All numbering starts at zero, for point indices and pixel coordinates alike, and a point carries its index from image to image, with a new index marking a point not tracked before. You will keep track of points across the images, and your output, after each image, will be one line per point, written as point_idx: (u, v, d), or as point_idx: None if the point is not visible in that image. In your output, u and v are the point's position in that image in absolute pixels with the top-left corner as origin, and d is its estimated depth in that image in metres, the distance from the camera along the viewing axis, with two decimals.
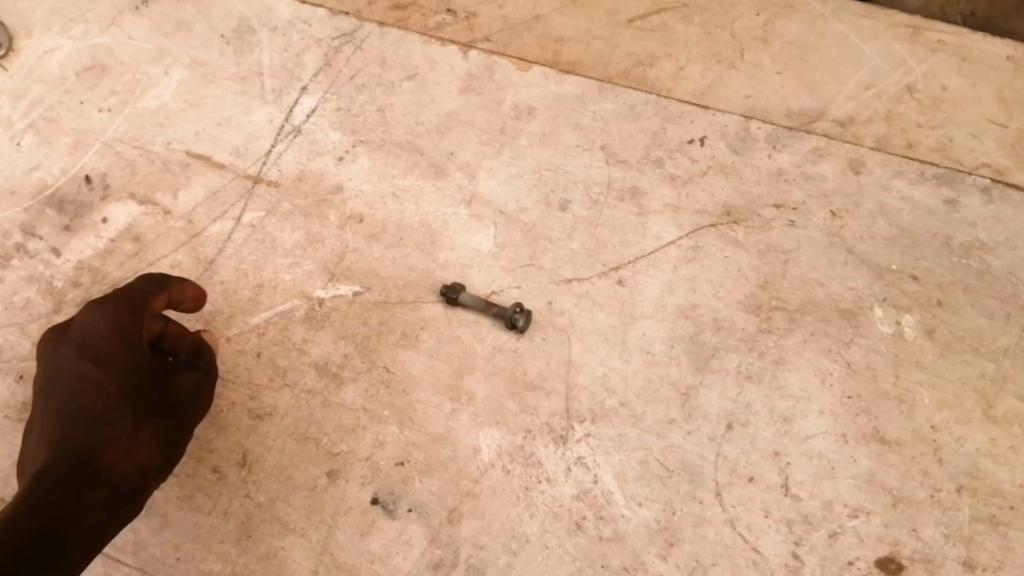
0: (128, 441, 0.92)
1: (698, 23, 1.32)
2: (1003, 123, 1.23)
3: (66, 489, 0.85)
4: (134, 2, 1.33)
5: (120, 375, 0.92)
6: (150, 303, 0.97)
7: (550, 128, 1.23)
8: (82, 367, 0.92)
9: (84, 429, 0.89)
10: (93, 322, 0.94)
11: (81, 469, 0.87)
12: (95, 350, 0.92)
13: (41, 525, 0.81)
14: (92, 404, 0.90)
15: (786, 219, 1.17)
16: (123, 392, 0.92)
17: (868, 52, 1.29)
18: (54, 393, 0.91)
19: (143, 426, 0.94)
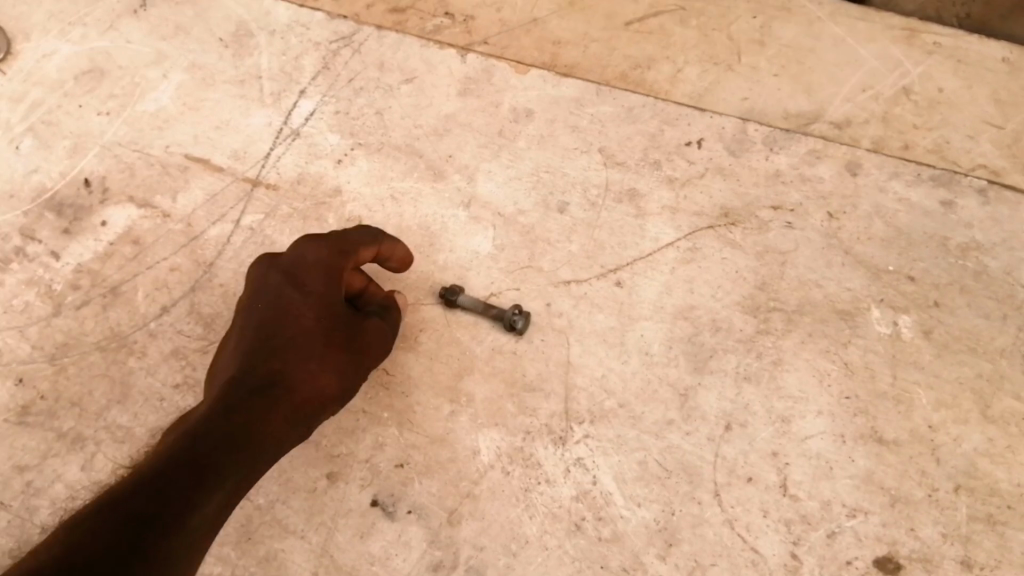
0: (316, 363, 0.95)
1: (695, 26, 1.32)
2: (999, 124, 1.24)
3: (244, 403, 0.89)
4: (133, 5, 1.33)
5: (316, 304, 0.96)
6: (357, 250, 0.98)
7: (548, 131, 1.23)
8: (284, 295, 0.97)
9: (272, 350, 0.94)
10: (307, 253, 0.97)
11: (264, 387, 0.91)
12: (300, 281, 0.97)
13: (213, 433, 0.85)
14: (285, 329, 0.95)
15: (783, 221, 1.18)
16: (318, 319, 0.96)
17: (865, 54, 1.30)
18: (253, 317, 0.97)
19: (332, 354, 0.96)
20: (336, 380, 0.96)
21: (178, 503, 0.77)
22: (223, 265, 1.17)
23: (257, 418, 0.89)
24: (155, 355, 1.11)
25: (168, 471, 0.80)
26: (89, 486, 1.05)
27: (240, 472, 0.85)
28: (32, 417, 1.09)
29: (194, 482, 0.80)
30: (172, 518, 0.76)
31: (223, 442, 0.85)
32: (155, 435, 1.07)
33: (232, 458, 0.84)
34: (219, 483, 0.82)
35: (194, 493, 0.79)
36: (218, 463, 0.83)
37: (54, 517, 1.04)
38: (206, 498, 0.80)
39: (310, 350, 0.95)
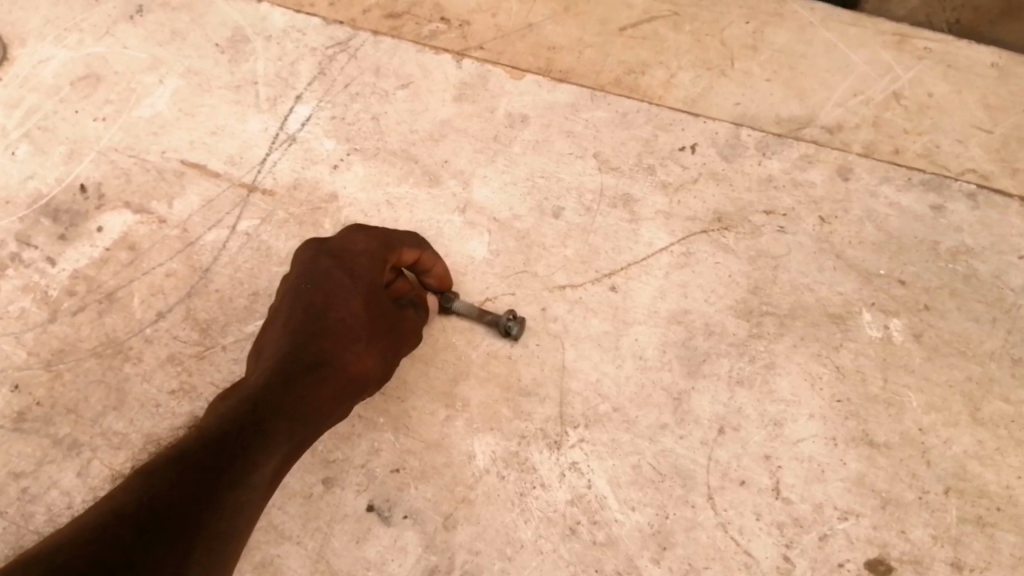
0: (361, 347, 0.93)
1: (688, 31, 1.33)
2: (988, 129, 1.25)
3: (294, 380, 0.86)
4: (128, 11, 1.34)
5: (367, 291, 0.94)
6: (402, 250, 0.99)
7: (543, 136, 1.24)
8: (334, 276, 0.93)
9: (321, 331, 0.90)
10: (357, 242, 0.95)
11: (312, 366, 0.88)
12: (351, 268, 0.93)
13: (267, 403, 0.83)
14: (336, 310, 0.91)
15: (776, 225, 1.19)
16: (365, 305, 0.94)
17: (856, 60, 1.31)
18: (298, 296, 0.93)
19: (374, 341, 0.95)
20: (376, 365, 0.95)
21: (241, 461, 0.77)
22: (219, 271, 1.17)
23: (310, 395, 0.86)
24: (151, 361, 1.12)
25: (232, 432, 0.78)
26: (84, 493, 1.06)
27: (290, 445, 0.84)
28: (28, 423, 1.10)
29: (254, 446, 0.79)
30: (237, 476, 0.76)
31: (279, 413, 0.83)
32: (152, 441, 1.08)
33: (286, 428, 0.83)
34: (275, 452, 0.81)
35: (255, 455, 0.78)
36: (275, 430, 0.82)
37: (50, 523, 1.04)
38: (263, 461, 0.79)
39: (359, 334, 0.93)
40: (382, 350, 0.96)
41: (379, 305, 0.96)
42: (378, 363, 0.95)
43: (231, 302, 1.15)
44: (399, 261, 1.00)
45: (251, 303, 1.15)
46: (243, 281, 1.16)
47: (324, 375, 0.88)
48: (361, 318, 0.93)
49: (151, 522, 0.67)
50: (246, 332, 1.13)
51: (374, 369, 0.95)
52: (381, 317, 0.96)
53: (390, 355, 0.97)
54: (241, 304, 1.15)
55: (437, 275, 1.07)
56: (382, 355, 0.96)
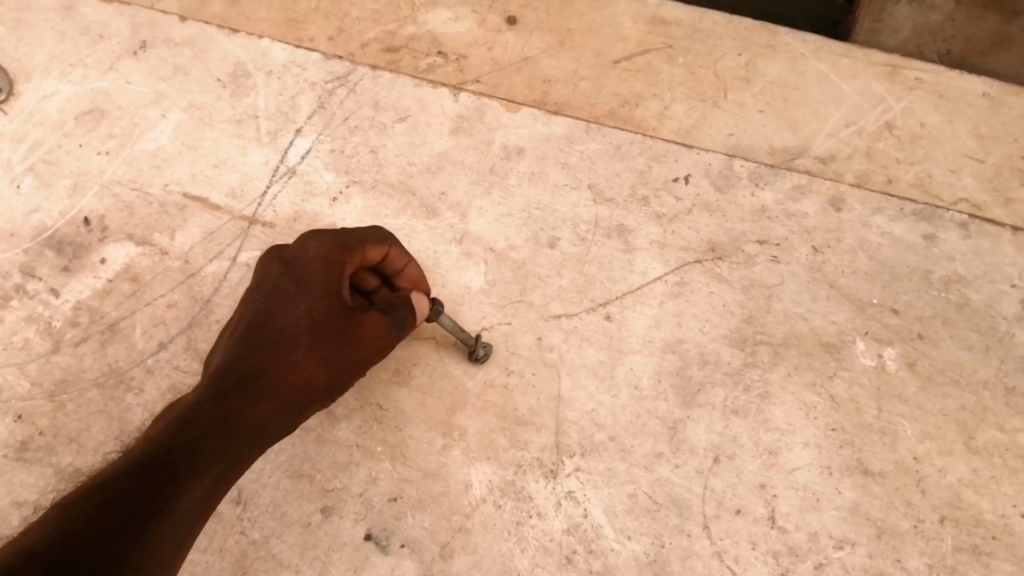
0: (305, 356, 0.93)
1: (682, 64, 1.35)
2: (980, 159, 1.27)
3: (229, 395, 0.88)
4: (132, 46, 1.36)
5: (316, 296, 0.94)
6: (364, 248, 0.98)
7: (539, 168, 1.26)
8: (281, 284, 0.95)
9: (262, 343, 0.92)
10: (307, 247, 0.95)
11: (249, 379, 0.90)
12: (297, 273, 0.95)
13: (199, 421, 0.85)
14: (279, 319, 0.93)
15: (770, 255, 1.20)
16: (310, 312, 0.93)
17: (849, 91, 1.33)
18: (248, 307, 0.95)
19: (322, 349, 0.93)
20: (324, 372, 0.94)
21: (167, 487, 0.79)
22: (220, 302, 1.19)
23: (246, 410, 0.88)
24: (152, 392, 1.14)
25: (158, 455, 0.81)
26: None
27: (227, 461, 0.85)
28: (31, 453, 1.11)
29: (182, 469, 0.81)
30: (162, 504, 0.78)
31: (213, 430, 0.85)
32: None
33: (221, 446, 0.85)
34: (207, 471, 0.83)
35: (183, 478, 0.81)
36: (207, 449, 0.84)
37: None
38: (196, 483, 0.82)
39: (300, 342, 0.93)
40: (331, 356, 0.94)
41: (329, 308, 0.94)
42: (329, 370, 0.94)
43: None
44: (362, 260, 0.98)
45: None
46: None
47: (260, 386, 0.90)
48: (305, 325, 0.93)
49: (63, 558, 0.71)
50: None
51: (324, 378, 0.94)
52: (331, 321, 0.94)
53: (343, 361, 0.95)
54: None
55: (411, 276, 1.05)
56: (331, 362, 0.94)
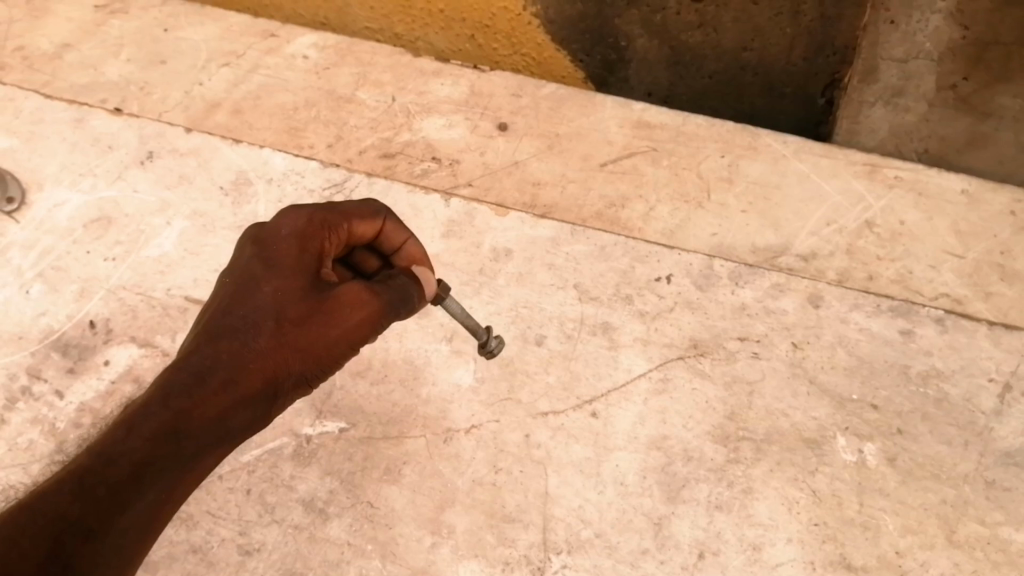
0: (265, 342, 0.95)
1: (666, 166, 1.41)
2: (959, 254, 1.31)
3: (184, 387, 0.91)
4: (140, 157, 1.44)
5: (284, 276, 0.97)
6: (345, 221, 0.99)
7: (526, 269, 1.31)
8: (250, 267, 0.98)
9: (223, 333, 0.95)
10: (281, 224, 0.99)
11: (205, 369, 0.92)
12: (269, 252, 0.99)
13: (147, 425, 0.88)
14: (242, 305, 0.96)
15: (750, 351, 1.23)
16: (275, 295, 0.96)
17: (829, 190, 1.38)
18: (220, 290, 0.99)
19: (285, 334, 0.96)
20: (288, 356, 0.96)
21: (103, 506, 0.83)
22: None
23: (200, 406, 0.91)
24: None
25: (97, 470, 0.85)
26: None
27: (178, 467, 0.89)
28: None
29: (124, 483, 0.85)
30: (98, 522, 0.83)
31: (161, 435, 0.88)
32: None
33: (170, 453, 0.88)
34: (153, 479, 0.87)
35: (125, 494, 0.85)
36: (151, 461, 0.87)
37: None
38: (138, 497, 0.86)
39: (262, 326, 0.95)
40: (296, 339, 0.96)
41: (298, 288, 0.97)
42: (295, 352, 0.96)
43: None
44: (346, 235, 1.00)
45: None
46: None
47: (218, 375, 0.92)
48: (267, 309, 0.96)
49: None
50: (242, 462, 1.19)
51: (290, 361, 0.96)
52: (298, 301, 0.97)
53: (312, 344, 0.97)
54: None
55: (410, 254, 1.05)
56: (297, 345, 0.96)
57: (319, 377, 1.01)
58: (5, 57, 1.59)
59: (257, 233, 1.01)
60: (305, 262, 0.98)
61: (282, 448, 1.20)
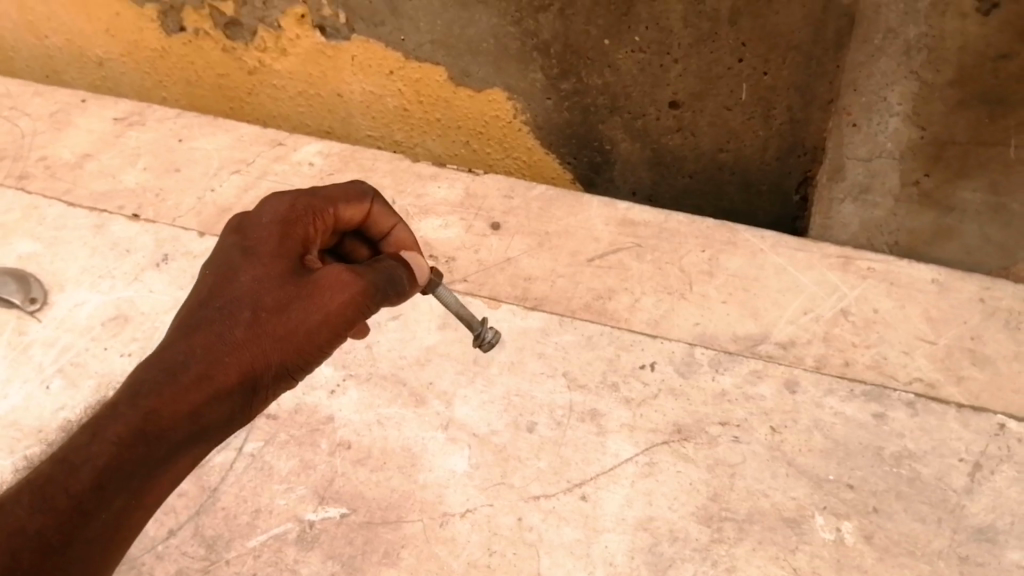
0: (242, 334, 1.00)
1: (650, 260, 1.50)
2: (931, 340, 1.39)
3: (157, 382, 0.96)
4: (155, 259, 1.53)
5: (263, 267, 1.04)
6: (329, 205, 1.12)
7: (518, 358, 1.39)
8: (230, 260, 1.05)
9: (198, 327, 1.00)
10: (265, 214, 1.09)
11: (180, 362, 0.98)
12: (251, 242, 1.06)
13: (114, 428, 0.94)
14: (220, 297, 1.02)
15: (731, 435, 1.29)
16: (252, 287, 1.03)
17: (805, 281, 1.46)
18: (201, 284, 1.05)
19: (260, 325, 1.01)
20: (266, 349, 1.01)
21: (65, 517, 0.91)
22: (225, 490, 1.30)
23: (171, 401, 0.96)
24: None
25: (61, 481, 0.92)
26: None
27: (147, 468, 0.95)
28: None
29: (88, 491, 0.92)
30: (59, 535, 0.91)
31: (130, 436, 0.94)
32: None
33: (139, 455, 0.94)
34: (123, 481, 0.94)
35: (87, 506, 0.92)
36: (115, 469, 0.93)
37: None
38: (103, 506, 0.93)
39: (239, 317, 1.01)
40: (274, 328, 1.01)
41: (275, 278, 1.04)
42: (273, 343, 1.01)
43: (234, 518, 1.27)
44: (332, 219, 1.13)
45: (253, 519, 1.27)
46: (246, 498, 1.29)
47: (193, 368, 0.98)
48: (245, 301, 1.02)
49: None
50: (247, 548, 1.25)
51: (268, 351, 1.01)
52: (275, 290, 1.03)
53: (291, 332, 1.02)
54: (244, 521, 1.27)
55: (397, 239, 1.19)
56: (274, 333, 1.01)
57: (303, 367, 1.05)
58: (29, 167, 1.70)
59: (244, 222, 1.09)
60: (287, 247, 1.06)
61: (286, 533, 1.25)
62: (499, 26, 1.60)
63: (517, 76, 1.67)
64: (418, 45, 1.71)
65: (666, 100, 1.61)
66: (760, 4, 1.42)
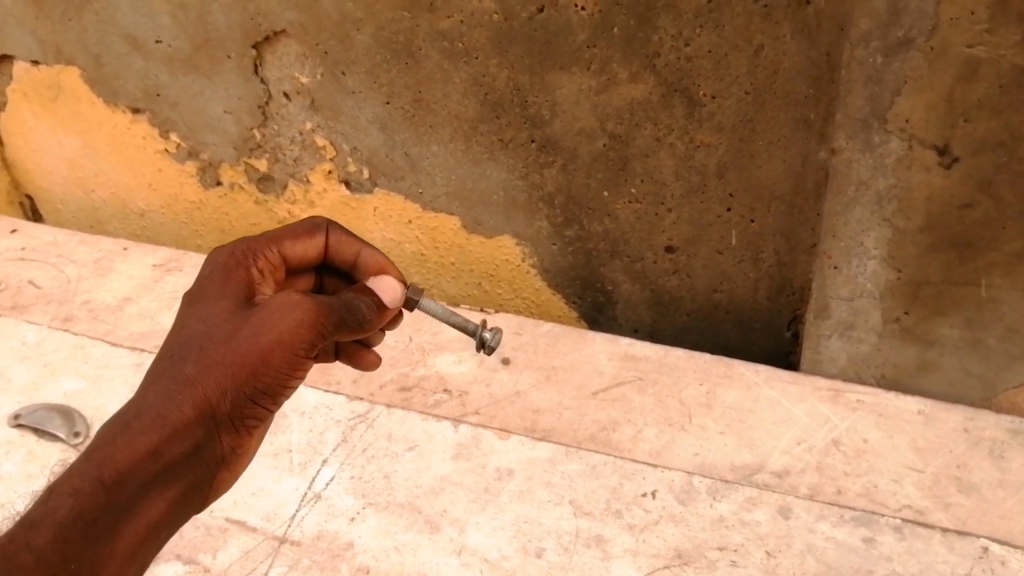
0: (192, 372, 1.10)
1: (651, 393, 1.61)
2: (919, 468, 1.47)
3: (115, 430, 1.06)
4: None
5: (211, 313, 1.17)
6: (279, 243, 1.35)
7: (527, 486, 1.47)
8: (183, 315, 1.18)
9: (151, 378, 1.11)
10: (212, 268, 1.27)
11: (135, 408, 1.07)
12: (200, 294, 1.22)
13: (72, 480, 1.01)
14: (173, 347, 1.14)
15: (729, 559, 1.36)
16: (199, 331, 1.14)
17: (797, 412, 1.57)
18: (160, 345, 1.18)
19: (210, 360, 1.11)
20: (218, 378, 1.10)
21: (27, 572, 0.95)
22: None
23: (128, 442, 1.05)
24: None
25: (23, 537, 0.98)
26: None
27: (109, 516, 1.02)
28: None
29: (51, 543, 0.98)
30: None
31: (87, 485, 1.02)
32: None
33: (100, 501, 1.02)
34: (86, 530, 1.01)
35: (50, 558, 0.97)
36: (75, 517, 1.00)
37: None
38: (68, 559, 0.99)
39: (189, 356, 1.11)
40: (223, 358, 1.11)
41: (221, 320, 1.15)
42: (224, 371, 1.11)
43: None
44: (284, 253, 1.36)
45: None
46: None
47: (147, 409, 1.07)
48: (193, 343, 1.13)
49: None
50: None
51: (221, 379, 1.11)
52: (222, 328, 1.14)
53: (240, 358, 1.11)
54: None
55: (364, 264, 1.43)
56: (222, 362, 1.11)
57: (262, 390, 1.14)
58: (73, 309, 1.85)
59: (197, 278, 1.26)
60: (232, 289, 1.23)
61: None
62: (508, 180, 1.77)
63: (524, 224, 1.83)
64: (434, 197, 1.87)
65: (662, 245, 1.75)
66: (746, 159, 1.59)
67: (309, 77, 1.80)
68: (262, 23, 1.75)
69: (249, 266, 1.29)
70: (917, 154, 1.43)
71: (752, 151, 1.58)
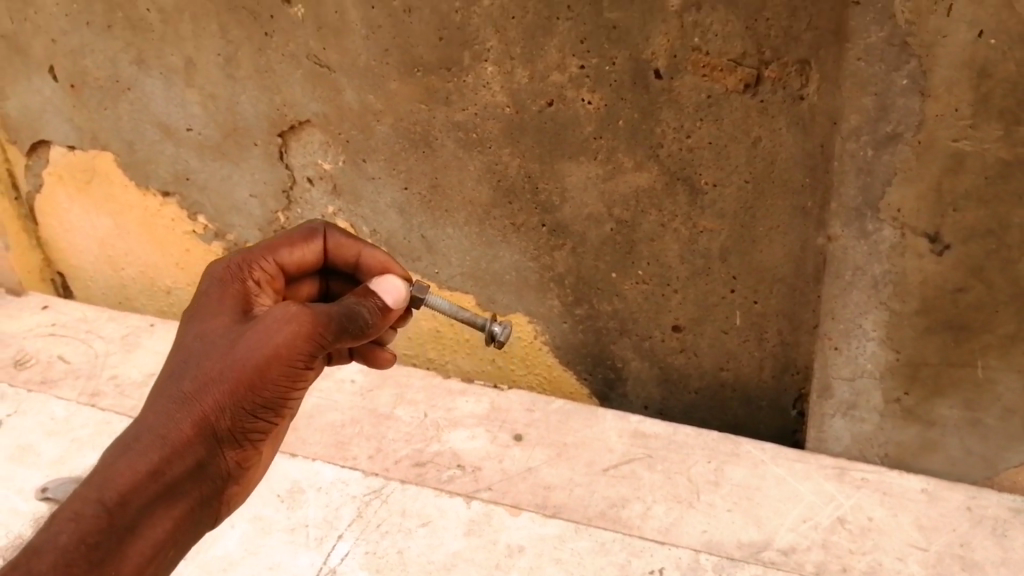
0: (189, 389, 1.11)
1: (660, 470, 1.66)
2: (923, 547, 1.50)
3: (116, 452, 1.07)
4: None
5: (209, 330, 1.18)
6: (274, 252, 1.37)
7: (536, 562, 1.51)
8: (182, 334, 1.19)
9: (151, 399, 1.12)
10: (212, 283, 1.28)
11: (135, 429, 1.09)
12: (198, 312, 1.22)
13: (75, 505, 1.03)
14: (172, 365, 1.14)
15: None
16: (197, 349, 1.15)
17: (803, 490, 1.61)
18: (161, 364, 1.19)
19: (206, 376, 1.11)
20: (215, 394, 1.11)
21: None
22: None
23: (128, 464, 1.06)
24: None
25: (26, 565, 1.00)
26: None
27: (113, 539, 1.04)
28: None
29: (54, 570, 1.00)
30: None
31: (89, 509, 1.03)
32: None
33: (104, 526, 1.04)
34: (91, 554, 1.02)
35: None
36: (78, 543, 1.02)
37: None
38: None
39: (187, 374, 1.12)
40: (220, 374, 1.11)
41: (219, 337, 1.16)
42: (220, 386, 1.11)
43: None
44: (282, 261, 1.38)
45: None
46: None
47: (146, 429, 1.08)
48: (190, 361, 1.13)
49: None
50: None
51: (219, 395, 1.11)
52: (219, 344, 1.15)
53: (237, 374, 1.12)
54: None
55: (366, 263, 1.44)
56: (219, 378, 1.11)
57: (263, 404, 1.15)
58: (100, 384, 1.92)
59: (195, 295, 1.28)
60: (229, 305, 1.23)
61: None
62: (521, 261, 1.84)
63: (536, 303, 1.89)
64: (450, 277, 1.94)
65: (669, 324, 1.81)
66: (747, 244, 1.65)
67: (332, 163, 1.89)
68: (287, 113, 1.85)
69: (245, 279, 1.30)
70: (910, 242, 1.48)
71: (754, 236, 1.64)
